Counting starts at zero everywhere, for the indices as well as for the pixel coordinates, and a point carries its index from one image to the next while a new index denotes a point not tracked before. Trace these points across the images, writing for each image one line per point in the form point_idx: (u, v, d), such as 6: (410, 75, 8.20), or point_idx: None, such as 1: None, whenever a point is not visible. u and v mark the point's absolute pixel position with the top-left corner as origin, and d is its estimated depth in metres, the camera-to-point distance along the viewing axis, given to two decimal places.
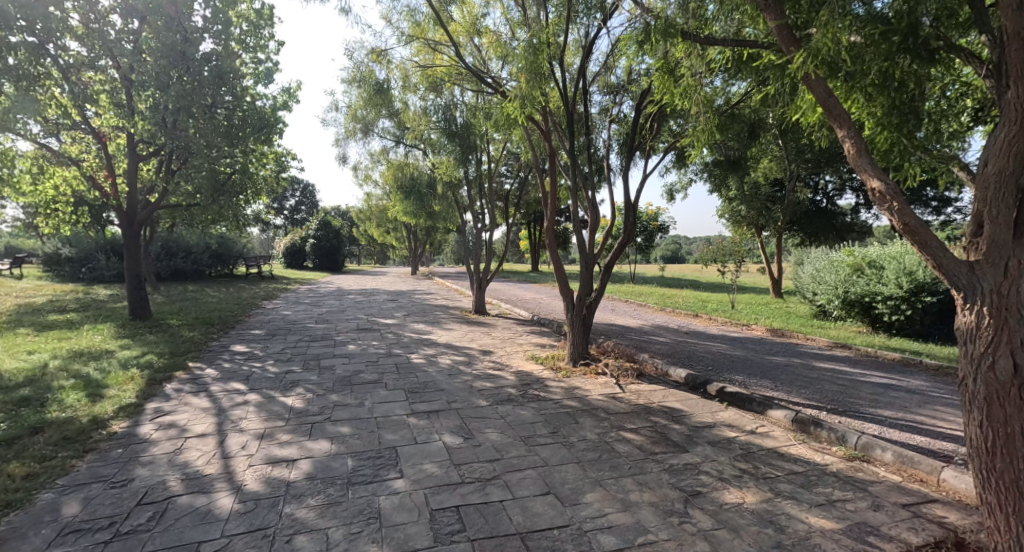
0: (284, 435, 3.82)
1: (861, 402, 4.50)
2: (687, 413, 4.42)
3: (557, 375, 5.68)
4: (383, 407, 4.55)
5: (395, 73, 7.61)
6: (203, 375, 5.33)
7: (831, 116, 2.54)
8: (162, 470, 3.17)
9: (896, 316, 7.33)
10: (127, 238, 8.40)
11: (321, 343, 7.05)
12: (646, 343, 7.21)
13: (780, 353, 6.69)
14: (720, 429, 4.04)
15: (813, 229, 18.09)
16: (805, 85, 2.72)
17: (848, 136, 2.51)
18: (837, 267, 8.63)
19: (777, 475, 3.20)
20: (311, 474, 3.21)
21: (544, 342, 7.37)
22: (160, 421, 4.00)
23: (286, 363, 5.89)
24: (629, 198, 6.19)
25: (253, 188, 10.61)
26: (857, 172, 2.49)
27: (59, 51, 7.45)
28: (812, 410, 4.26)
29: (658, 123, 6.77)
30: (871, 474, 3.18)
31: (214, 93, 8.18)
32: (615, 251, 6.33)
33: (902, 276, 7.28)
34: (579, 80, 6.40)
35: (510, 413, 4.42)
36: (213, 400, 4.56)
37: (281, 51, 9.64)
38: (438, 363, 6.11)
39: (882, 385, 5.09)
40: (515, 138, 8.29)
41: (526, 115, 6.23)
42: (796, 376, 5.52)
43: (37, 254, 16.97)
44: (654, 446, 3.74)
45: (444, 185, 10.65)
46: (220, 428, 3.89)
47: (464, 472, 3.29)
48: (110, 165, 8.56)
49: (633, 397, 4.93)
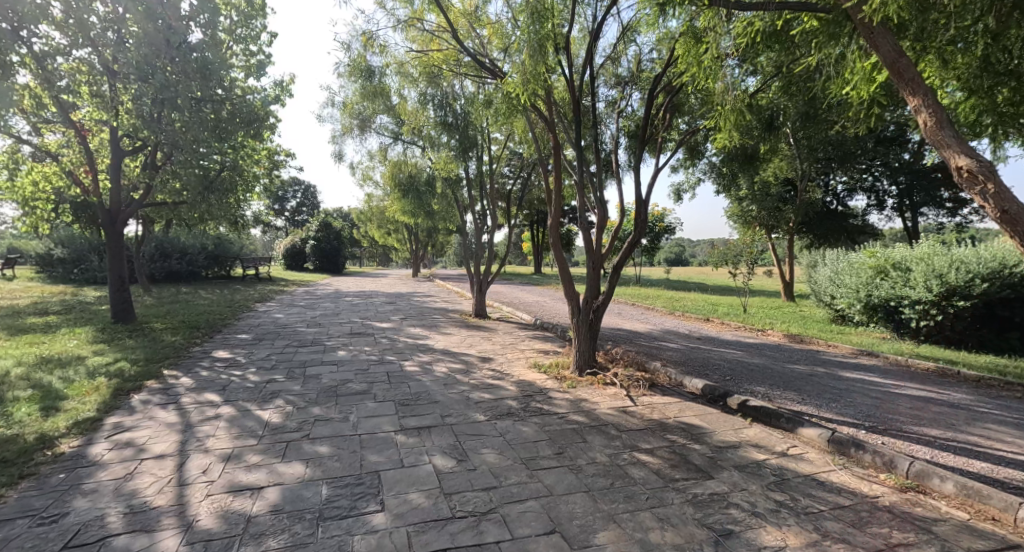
0: (253, 457, 3.37)
1: (903, 420, 4.02)
2: (708, 431, 3.96)
3: (561, 385, 5.22)
4: (369, 422, 4.10)
5: (390, 63, 7.18)
6: (175, 385, 4.88)
7: (904, 81, 2.75)
8: (104, 502, 2.73)
9: (924, 322, 6.84)
10: (110, 237, 8.08)
11: (309, 349, 6.60)
12: (656, 349, 6.74)
13: (802, 361, 6.21)
14: (747, 450, 3.58)
15: (823, 231, 17.56)
16: (867, 37, 2.93)
17: (928, 107, 2.65)
18: (859, 268, 8.11)
19: (821, 510, 2.74)
20: (276, 506, 2.76)
21: (547, 349, 6.90)
22: (115, 440, 3.56)
23: (269, 372, 5.44)
24: (640, 193, 5.75)
25: (245, 186, 10.20)
26: (943, 147, 2.61)
27: (35, 39, 7.08)
28: (850, 428, 3.79)
29: (670, 113, 6.33)
30: (932, 510, 2.72)
31: (203, 86, 7.84)
32: (624, 250, 5.86)
33: (931, 280, 6.77)
34: (585, 68, 5.97)
35: (510, 430, 3.97)
36: (181, 414, 4.12)
37: (273, 43, 9.28)
38: (433, 372, 5.66)
39: (921, 398, 4.61)
40: (516, 132, 7.85)
41: (527, 101, 5.80)
42: (824, 387, 5.03)
43: (29, 256, 16.61)
44: (674, 471, 3.27)
45: (443, 183, 10.23)
46: (182, 448, 3.45)
47: (456, 504, 2.84)
48: (92, 160, 8.14)
49: (645, 411, 4.47)
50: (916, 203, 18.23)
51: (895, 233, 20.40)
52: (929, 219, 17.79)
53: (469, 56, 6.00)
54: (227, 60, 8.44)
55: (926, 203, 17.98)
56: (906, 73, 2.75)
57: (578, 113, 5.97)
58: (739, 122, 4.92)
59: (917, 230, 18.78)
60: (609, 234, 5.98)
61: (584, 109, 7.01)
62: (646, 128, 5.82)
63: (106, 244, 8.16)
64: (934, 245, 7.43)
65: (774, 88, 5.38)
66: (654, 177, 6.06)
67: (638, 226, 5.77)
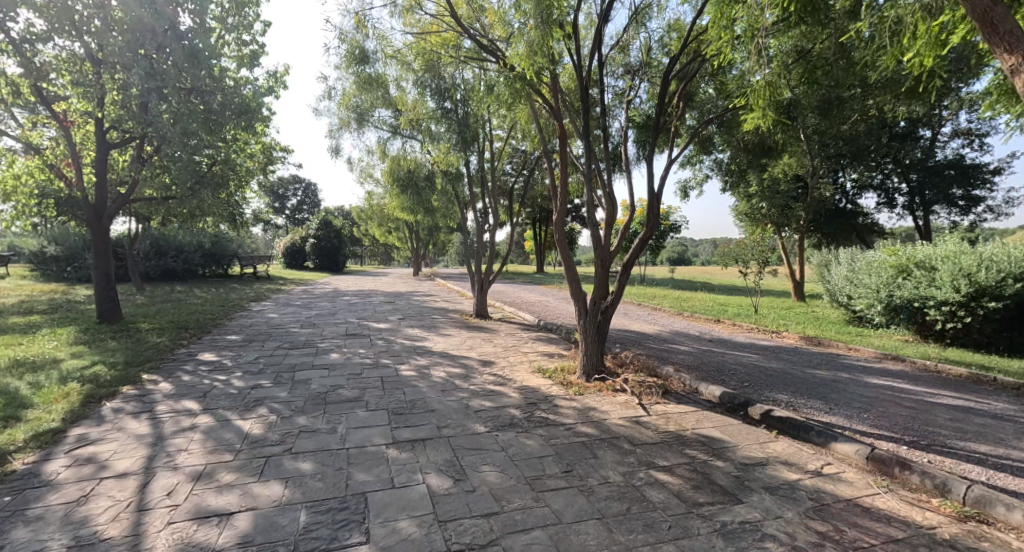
0: (227, 475, 3.02)
1: (945, 433, 3.65)
2: (730, 446, 3.59)
3: (568, 392, 4.86)
4: (359, 434, 3.75)
5: (387, 51, 6.82)
6: (153, 392, 4.54)
7: (999, 36, 2.62)
8: (48, 532, 2.40)
9: (951, 324, 6.46)
10: (94, 233, 7.75)
11: (300, 352, 6.26)
12: (667, 353, 6.37)
13: (823, 366, 5.81)
14: (776, 469, 3.22)
15: (832, 229, 17.17)
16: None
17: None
18: (878, 267, 7.73)
19: (872, 546, 2.38)
20: (246, 538, 2.42)
21: (552, 352, 6.54)
22: (76, 455, 3.21)
23: (255, 377, 5.10)
24: (652, 187, 5.39)
25: (239, 180, 9.87)
26: None
27: (12, 24, 6.75)
28: (889, 444, 3.42)
29: (683, 101, 5.97)
30: (1000, 546, 2.36)
31: (194, 76, 7.52)
32: (633, 247, 5.46)
33: (959, 279, 6.38)
34: (593, 53, 5.59)
35: (512, 443, 3.61)
36: (154, 424, 3.77)
37: (267, 33, 8.94)
38: (430, 377, 5.30)
39: (959, 409, 4.24)
40: (519, 122, 7.48)
41: (530, 86, 5.42)
42: (851, 395, 4.66)
43: (22, 253, 16.30)
44: (696, 493, 2.92)
45: (443, 178, 9.87)
46: (149, 464, 3.11)
47: (451, 535, 2.49)
48: (76, 154, 7.80)
49: (660, 422, 4.11)
50: (928, 200, 17.87)
51: (905, 231, 20.04)
52: (940, 218, 17.45)
53: (471, 40, 5.66)
54: (217, 49, 8.07)
55: (938, 202, 17.67)
56: (1001, 26, 2.61)
57: (585, 100, 5.56)
58: (774, 96, 4.85)
59: (929, 230, 18.43)
60: (618, 231, 5.59)
61: (592, 98, 6.63)
62: (661, 118, 5.43)
63: (92, 241, 7.82)
64: (958, 243, 7.07)
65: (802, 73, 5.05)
66: (667, 169, 5.70)
67: (648, 222, 5.40)
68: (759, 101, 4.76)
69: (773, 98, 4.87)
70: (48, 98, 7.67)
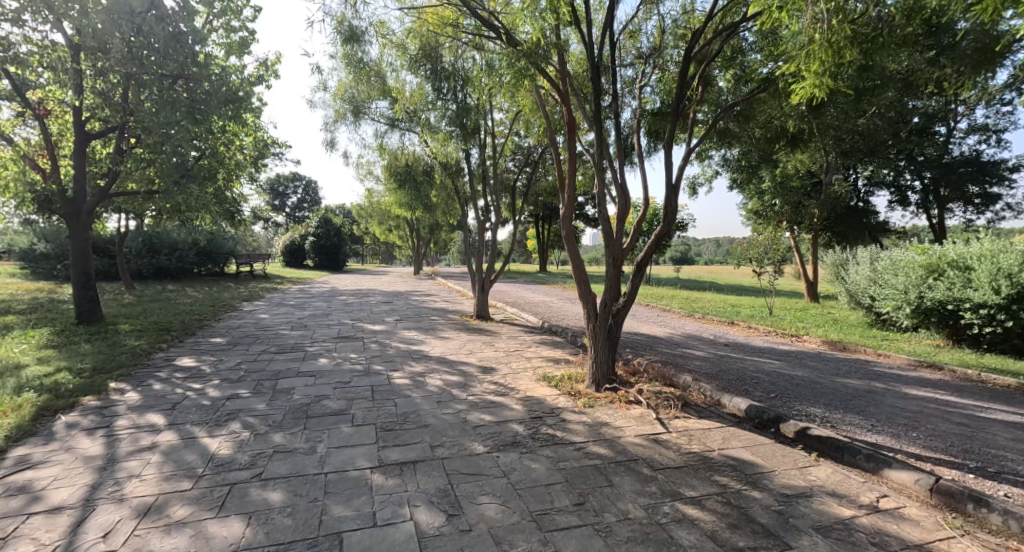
0: (179, 510, 2.57)
1: (1013, 457, 3.18)
2: (765, 471, 3.13)
3: (576, 405, 4.39)
4: (341, 456, 3.30)
5: (384, 34, 6.36)
6: (117, 403, 4.09)
7: None
8: None
9: (990, 329, 5.98)
10: (72, 229, 7.31)
11: (287, 357, 5.80)
12: (681, 359, 5.90)
13: (854, 374, 5.33)
14: (824, 501, 2.76)
15: (844, 227, 16.67)
16: None
17: None
18: (904, 267, 7.25)
19: None
20: None
21: (558, 357, 6.08)
22: (9, 483, 2.76)
23: (233, 386, 4.65)
24: (669, 178, 4.92)
25: (230, 174, 9.41)
26: None
27: None
28: (952, 472, 2.96)
29: (704, 85, 5.50)
30: None
31: (184, 62, 7.11)
32: (648, 245, 4.97)
33: (999, 280, 5.87)
34: (605, 30, 5.11)
35: (515, 468, 3.16)
36: (109, 442, 3.32)
37: (257, 19, 8.51)
38: (426, 386, 4.84)
39: (1018, 426, 3.76)
40: (525, 109, 6.98)
41: (536, 68, 4.93)
42: (891, 409, 4.19)
43: (11, 250, 15.91)
44: (734, 534, 2.46)
45: (444, 172, 9.41)
46: (91, 495, 2.66)
47: None
48: (53, 145, 7.36)
49: (681, 440, 3.65)
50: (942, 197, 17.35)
51: (918, 230, 19.54)
52: (956, 217, 16.92)
53: (472, 15, 5.17)
54: (204, 35, 7.60)
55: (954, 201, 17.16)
56: None
57: (597, 79, 5.02)
58: (835, 58, 4.44)
59: (943, 229, 17.91)
60: (631, 226, 5.09)
61: (603, 83, 6.13)
62: (681, 100, 4.92)
63: (70, 237, 7.38)
64: (994, 241, 6.59)
65: (855, 41, 4.55)
66: (686, 159, 5.21)
67: (665, 217, 4.92)
68: (815, 64, 4.33)
69: (832, 61, 4.44)
70: (23, 85, 7.23)
